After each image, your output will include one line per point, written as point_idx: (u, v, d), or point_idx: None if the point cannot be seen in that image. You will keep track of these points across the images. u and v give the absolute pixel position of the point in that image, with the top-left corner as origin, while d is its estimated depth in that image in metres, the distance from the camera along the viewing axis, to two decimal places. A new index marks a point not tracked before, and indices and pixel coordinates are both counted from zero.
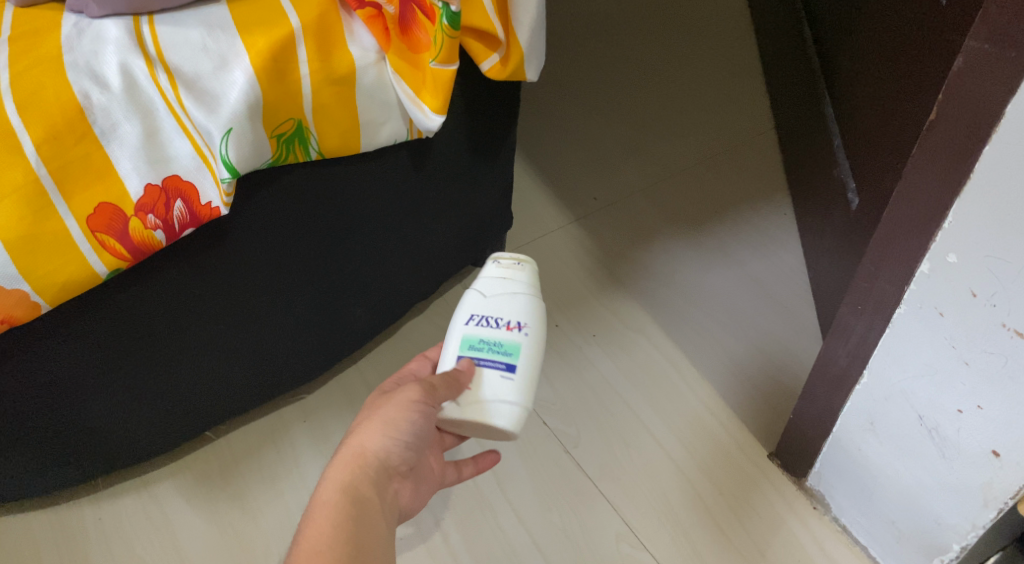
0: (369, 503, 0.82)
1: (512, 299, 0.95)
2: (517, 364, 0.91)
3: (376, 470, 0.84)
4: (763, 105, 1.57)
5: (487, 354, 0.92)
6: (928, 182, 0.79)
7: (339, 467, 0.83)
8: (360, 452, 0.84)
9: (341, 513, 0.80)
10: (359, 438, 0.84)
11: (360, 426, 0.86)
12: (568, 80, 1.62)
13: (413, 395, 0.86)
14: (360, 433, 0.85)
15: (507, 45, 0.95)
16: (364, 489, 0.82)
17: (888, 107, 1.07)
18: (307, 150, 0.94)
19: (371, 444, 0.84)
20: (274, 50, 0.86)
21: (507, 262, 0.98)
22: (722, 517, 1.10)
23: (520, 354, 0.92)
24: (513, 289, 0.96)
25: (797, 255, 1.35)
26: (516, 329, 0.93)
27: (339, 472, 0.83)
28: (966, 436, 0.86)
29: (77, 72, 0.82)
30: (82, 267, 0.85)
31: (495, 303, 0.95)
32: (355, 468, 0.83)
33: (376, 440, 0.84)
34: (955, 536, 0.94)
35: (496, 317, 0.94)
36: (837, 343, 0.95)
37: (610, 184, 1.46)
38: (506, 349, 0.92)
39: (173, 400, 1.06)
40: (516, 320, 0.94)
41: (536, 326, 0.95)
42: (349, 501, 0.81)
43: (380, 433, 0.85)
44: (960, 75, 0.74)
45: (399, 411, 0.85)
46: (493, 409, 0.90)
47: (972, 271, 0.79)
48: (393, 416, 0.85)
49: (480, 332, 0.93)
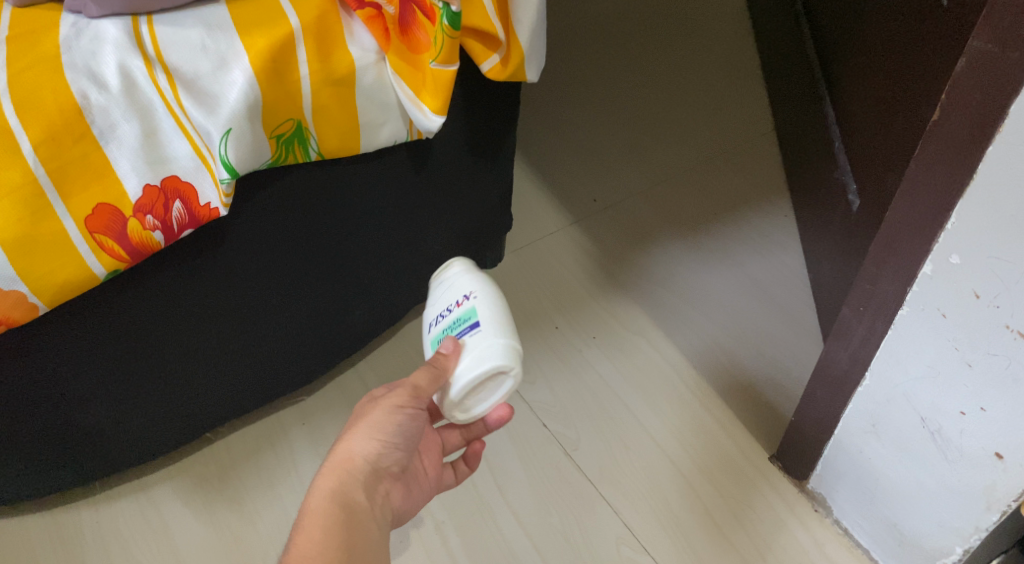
0: (358, 507, 0.81)
1: (452, 285, 0.95)
2: (479, 320, 0.90)
3: (366, 475, 0.84)
4: (763, 107, 1.57)
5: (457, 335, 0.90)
6: (931, 184, 0.79)
7: (326, 473, 0.83)
8: (347, 457, 0.83)
9: (331, 517, 0.79)
10: (346, 444, 0.84)
11: (345, 433, 0.85)
12: (567, 82, 1.62)
13: (395, 398, 0.86)
14: (346, 440, 0.84)
15: (507, 45, 0.95)
16: (352, 493, 0.82)
17: (890, 108, 1.07)
18: (306, 151, 0.93)
19: (358, 450, 0.84)
20: (273, 50, 0.85)
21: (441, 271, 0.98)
22: (723, 519, 1.10)
23: (479, 312, 0.91)
24: (450, 277, 0.96)
25: (797, 256, 1.34)
26: (465, 299, 0.92)
27: (327, 479, 0.82)
28: (969, 439, 0.86)
29: (75, 72, 0.81)
30: (79, 268, 0.84)
31: (443, 297, 0.95)
32: (343, 473, 0.83)
33: (363, 445, 0.84)
34: (957, 539, 0.93)
35: (449, 304, 0.94)
36: (838, 345, 0.94)
37: (610, 186, 1.46)
38: (466, 319, 0.91)
39: (171, 402, 1.05)
40: (462, 292, 0.93)
41: (483, 286, 0.93)
42: (339, 506, 0.80)
43: (366, 437, 0.84)
44: (962, 77, 0.74)
45: (384, 416, 0.85)
46: (479, 357, 0.87)
47: (975, 272, 0.79)
48: (376, 420, 0.85)
49: (442, 327, 0.93)
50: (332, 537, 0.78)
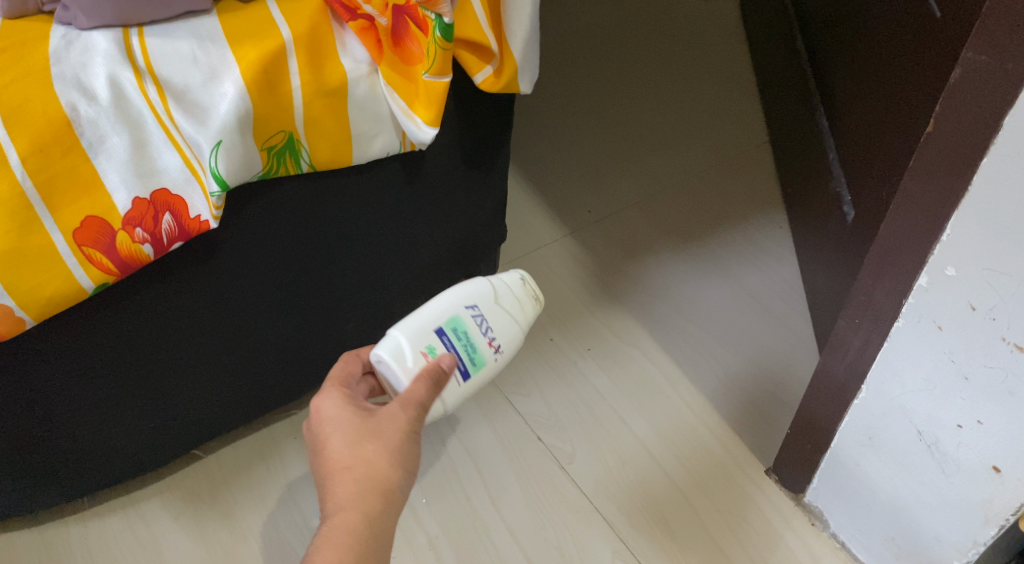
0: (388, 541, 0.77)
1: (513, 324, 0.91)
2: (469, 376, 0.88)
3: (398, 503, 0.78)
4: (758, 119, 1.57)
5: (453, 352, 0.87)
6: (926, 195, 0.78)
7: (355, 500, 0.76)
8: (386, 486, 0.77)
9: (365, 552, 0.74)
10: (381, 471, 0.77)
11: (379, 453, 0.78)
12: (561, 93, 1.61)
13: (416, 426, 0.80)
14: (381, 466, 0.77)
15: (501, 56, 0.94)
16: (388, 525, 0.77)
17: (883, 119, 1.07)
18: (298, 163, 0.93)
19: (394, 478, 0.77)
20: (265, 62, 0.85)
21: (530, 286, 0.94)
22: (718, 533, 1.09)
23: (478, 370, 0.88)
24: (519, 310, 0.92)
25: (792, 268, 1.34)
26: (494, 349, 0.89)
27: (360, 508, 0.76)
28: (966, 452, 0.85)
29: (65, 84, 0.80)
30: (67, 281, 0.84)
31: (497, 311, 0.91)
32: (381, 503, 0.76)
33: (402, 472, 0.78)
34: (955, 553, 0.93)
35: (487, 327, 0.90)
36: (834, 357, 0.94)
37: (605, 197, 1.45)
38: (474, 357, 0.88)
39: (161, 416, 1.04)
40: (500, 336, 0.90)
41: (509, 353, 0.91)
42: (374, 541, 0.75)
43: (403, 463, 0.78)
44: (956, 88, 0.73)
45: (410, 443, 0.79)
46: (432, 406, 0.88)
47: (970, 284, 0.78)
48: (407, 449, 0.79)
49: (468, 326, 0.89)
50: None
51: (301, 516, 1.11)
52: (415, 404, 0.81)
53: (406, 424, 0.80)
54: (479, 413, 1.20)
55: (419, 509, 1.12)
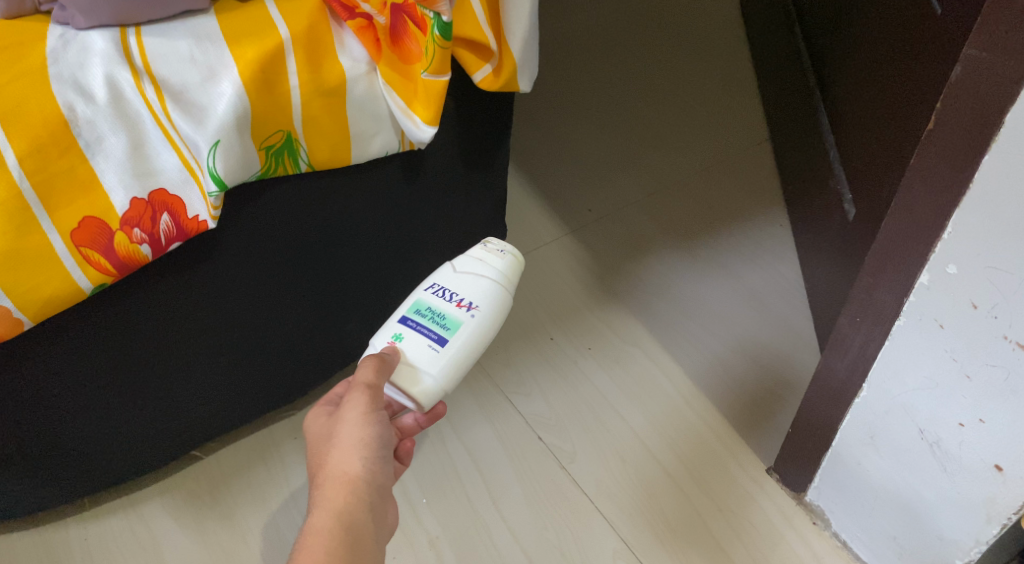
0: (364, 528, 0.79)
1: (478, 282, 0.94)
2: (448, 339, 0.91)
3: (369, 491, 0.80)
4: (758, 117, 1.57)
5: (424, 326, 0.91)
6: (927, 193, 0.78)
7: (322, 499, 0.79)
8: (346, 477, 0.80)
9: (335, 541, 0.76)
10: (338, 463, 0.81)
11: (336, 449, 0.82)
12: (561, 92, 1.61)
13: (367, 407, 0.83)
14: (338, 459, 0.81)
15: (500, 55, 0.94)
16: (359, 513, 0.79)
17: (884, 116, 1.07)
18: (297, 163, 0.92)
19: (354, 467, 0.81)
20: (263, 61, 0.84)
21: (494, 248, 0.97)
22: (720, 532, 1.09)
23: (456, 330, 0.91)
24: (484, 271, 0.95)
25: (793, 266, 1.34)
26: (466, 310, 0.92)
27: (327, 504, 0.79)
28: (968, 451, 0.85)
29: (62, 84, 0.80)
30: (66, 282, 0.83)
31: (459, 279, 0.94)
32: (345, 493, 0.79)
33: (361, 456, 0.81)
34: (958, 552, 0.92)
35: (452, 294, 0.93)
36: (835, 356, 0.93)
37: (605, 196, 1.45)
38: (446, 323, 0.91)
39: (160, 416, 1.04)
40: (467, 297, 0.93)
41: (488, 311, 0.93)
42: (344, 529, 0.78)
43: (361, 448, 0.81)
44: (957, 85, 0.73)
45: (361, 428, 0.82)
46: (411, 372, 0.89)
47: (972, 282, 0.78)
48: (363, 434, 0.82)
49: (432, 302, 0.93)
50: (351, 553, 0.77)
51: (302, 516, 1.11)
52: (361, 385, 0.84)
53: (357, 409, 0.83)
54: (479, 413, 1.19)
55: (420, 509, 1.11)
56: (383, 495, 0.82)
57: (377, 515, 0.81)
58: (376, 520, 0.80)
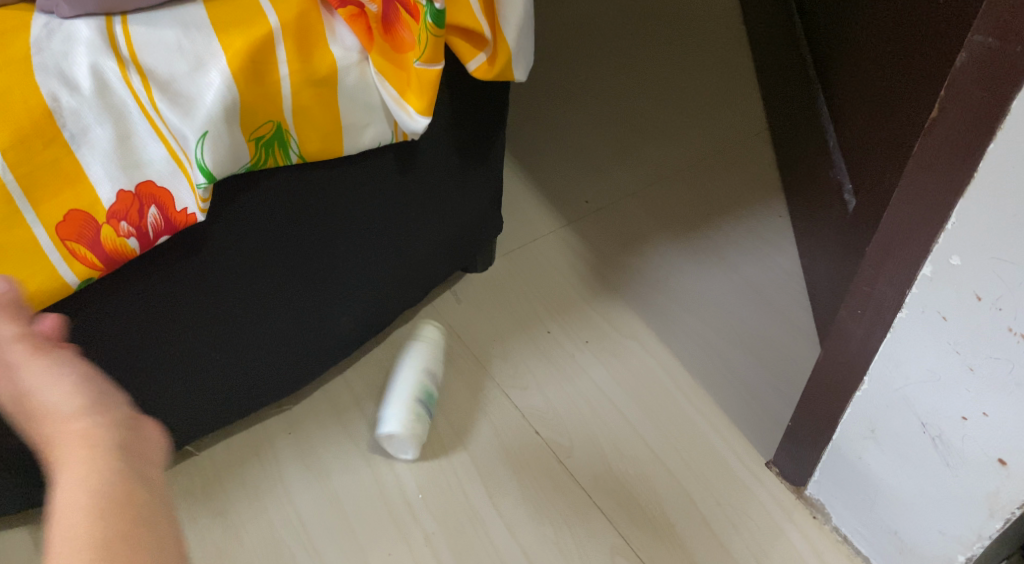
0: (141, 491, 0.57)
1: None
2: None
3: (100, 438, 0.58)
4: (757, 107, 1.55)
5: (414, 407, 1.12)
6: (930, 183, 0.76)
7: (59, 477, 0.57)
8: (62, 425, 0.58)
9: (99, 520, 0.55)
10: (39, 418, 0.59)
11: (43, 416, 0.59)
12: (557, 82, 1.59)
13: (29, 347, 0.60)
14: (35, 411, 0.59)
15: (494, 44, 0.92)
16: (100, 472, 0.57)
17: (886, 105, 1.05)
18: (288, 154, 0.91)
19: (67, 418, 0.58)
20: (252, 50, 0.82)
21: None
22: (719, 527, 1.07)
23: None
24: None
25: (792, 258, 1.32)
26: (436, 400, 1.15)
27: (59, 481, 0.57)
28: (971, 445, 0.84)
29: (46, 74, 0.78)
30: (51, 277, 0.82)
31: None
32: (81, 455, 0.57)
33: (69, 398, 0.59)
34: (960, 547, 0.91)
35: (429, 386, 1.15)
36: (836, 348, 0.92)
37: (602, 187, 1.43)
38: (428, 411, 1.14)
39: (150, 412, 1.02)
40: (436, 387, 1.16)
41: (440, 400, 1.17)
42: (105, 502, 0.56)
43: (64, 395, 0.59)
44: (961, 73, 0.71)
45: (30, 369, 0.59)
46: None
47: (976, 274, 0.76)
48: (42, 373, 0.59)
49: None
50: (123, 521, 0.56)
51: (296, 513, 1.09)
52: (19, 340, 0.60)
53: (38, 358, 0.59)
54: (475, 407, 1.18)
55: (416, 505, 1.10)
56: (131, 421, 0.60)
57: (137, 451, 0.59)
58: (139, 456, 0.59)
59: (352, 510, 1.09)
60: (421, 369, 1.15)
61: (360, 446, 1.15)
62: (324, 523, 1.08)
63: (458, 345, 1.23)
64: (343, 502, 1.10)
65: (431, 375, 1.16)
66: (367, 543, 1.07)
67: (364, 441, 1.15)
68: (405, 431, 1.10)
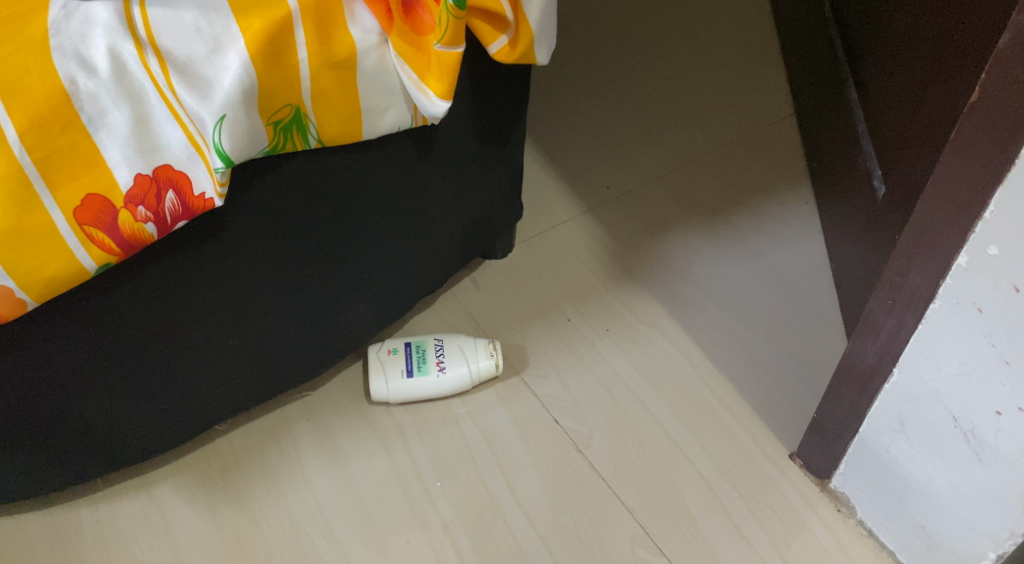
0: None
1: None
2: None
3: None
4: (783, 93, 1.52)
5: (411, 356, 1.15)
6: (968, 170, 0.74)
7: None
8: None
9: None
10: None
11: None
12: (579, 66, 1.56)
13: None
14: None
15: (516, 26, 0.90)
16: None
17: (921, 89, 1.02)
18: (306, 138, 0.89)
19: None
20: (271, 33, 0.80)
21: None
22: (741, 520, 1.06)
23: None
24: None
25: (818, 246, 1.30)
26: (437, 369, 1.14)
27: None
28: (1004, 440, 0.81)
29: (63, 55, 0.76)
30: (69, 262, 0.81)
31: None
32: None
33: None
34: (989, 544, 0.89)
35: (440, 353, 1.15)
36: (865, 340, 0.90)
37: (625, 173, 1.41)
38: (421, 366, 1.14)
39: (168, 396, 1.02)
40: (447, 363, 1.14)
41: (450, 386, 1.14)
42: None
43: None
44: (1004, 55, 0.69)
45: None
46: None
47: (1015, 264, 0.74)
48: None
49: None
50: None
51: (313, 499, 1.08)
52: None
53: None
54: (494, 394, 1.16)
55: (434, 493, 1.09)
56: None
57: None
58: None
59: (369, 498, 1.08)
60: (438, 340, 1.17)
61: (379, 433, 1.14)
62: (343, 511, 1.07)
63: (478, 332, 1.22)
64: (361, 489, 1.09)
65: (440, 352, 1.15)
66: (385, 531, 1.06)
67: (383, 428, 1.14)
68: (377, 368, 1.14)
